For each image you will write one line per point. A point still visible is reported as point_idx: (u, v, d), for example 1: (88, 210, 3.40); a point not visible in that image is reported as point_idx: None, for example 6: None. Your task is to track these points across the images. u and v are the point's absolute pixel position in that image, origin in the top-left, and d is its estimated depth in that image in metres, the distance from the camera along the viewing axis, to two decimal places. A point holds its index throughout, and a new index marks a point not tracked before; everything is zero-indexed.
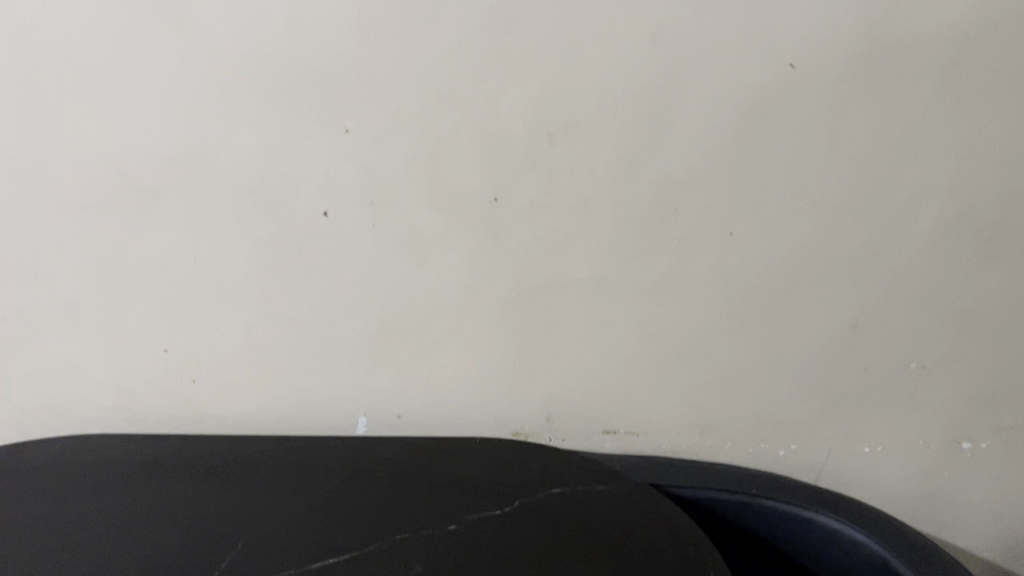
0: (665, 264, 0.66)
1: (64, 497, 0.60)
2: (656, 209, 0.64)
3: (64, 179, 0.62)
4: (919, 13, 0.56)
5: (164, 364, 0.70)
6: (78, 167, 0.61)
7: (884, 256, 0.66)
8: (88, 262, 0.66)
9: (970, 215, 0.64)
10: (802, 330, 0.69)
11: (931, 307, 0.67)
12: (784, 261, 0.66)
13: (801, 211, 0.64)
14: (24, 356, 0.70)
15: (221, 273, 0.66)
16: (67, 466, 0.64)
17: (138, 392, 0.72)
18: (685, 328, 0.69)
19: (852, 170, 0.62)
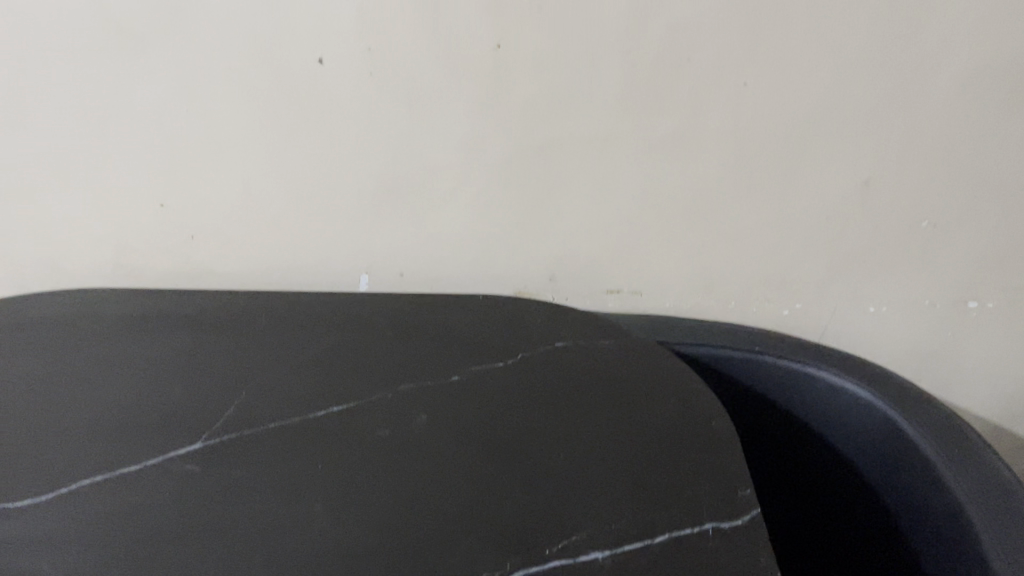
0: (675, 119, 0.63)
1: (65, 348, 0.60)
2: (668, 60, 0.60)
3: (41, 27, 0.58)
4: None
5: (158, 218, 0.69)
6: (54, 14, 0.57)
7: (906, 110, 0.62)
8: (75, 115, 0.63)
9: (1000, 70, 0.60)
10: (814, 186, 0.67)
11: (948, 163, 0.65)
12: (799, 115, 0.63)
13: (820, 62, 0.60)
14: (18, 211, 0.68)
15: (214, 127, 0.64)
16: (66, 318, 0.64)
17: (138, 248, 0.71)
18: (693, 185, 0.67)
19: (878, 19, 0.58)
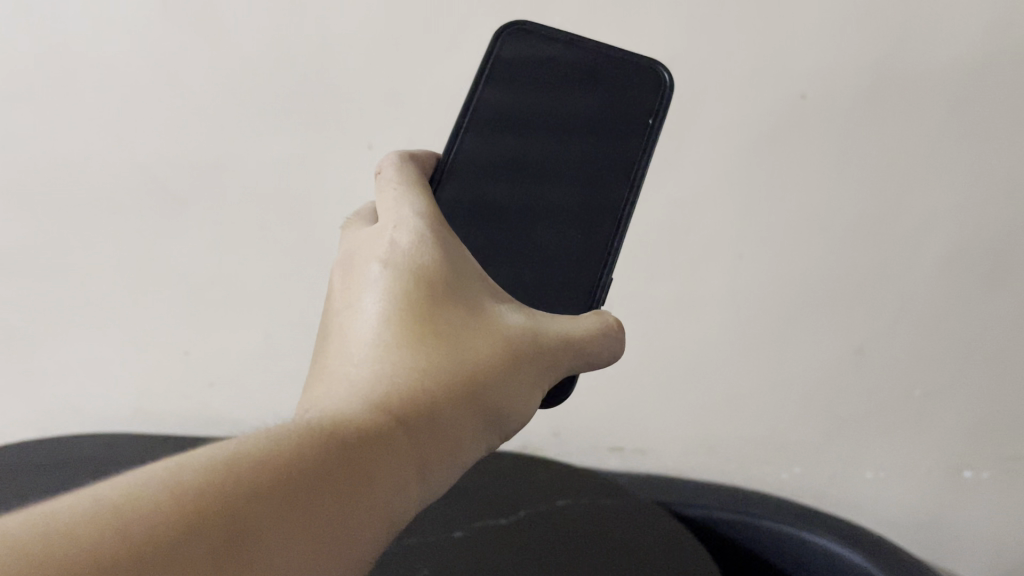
0: (676, 284, 0.69)
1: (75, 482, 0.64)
2: (665, 228, 0.67)
3: (97, 188, 0.70)
4: (913, 44, 0.58)
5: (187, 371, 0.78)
6: (109, 185, 0.70)
7: (889, 285, 0.65)
8: (113, 265, 0.73)
9: (974, 241, 0.62)
10: (808, 354, 0.69)
11: (937, 336, 0.66)
12: (788, 290, 0.67)
13: (806, 236, 0.65)
14: (62, 357, 0.78)
15: (242, 282, 0.73)
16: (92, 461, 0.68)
17: (168, 392, 0.79)
18: (692, 348, 0.71)
19: (856, 198, 0.63)
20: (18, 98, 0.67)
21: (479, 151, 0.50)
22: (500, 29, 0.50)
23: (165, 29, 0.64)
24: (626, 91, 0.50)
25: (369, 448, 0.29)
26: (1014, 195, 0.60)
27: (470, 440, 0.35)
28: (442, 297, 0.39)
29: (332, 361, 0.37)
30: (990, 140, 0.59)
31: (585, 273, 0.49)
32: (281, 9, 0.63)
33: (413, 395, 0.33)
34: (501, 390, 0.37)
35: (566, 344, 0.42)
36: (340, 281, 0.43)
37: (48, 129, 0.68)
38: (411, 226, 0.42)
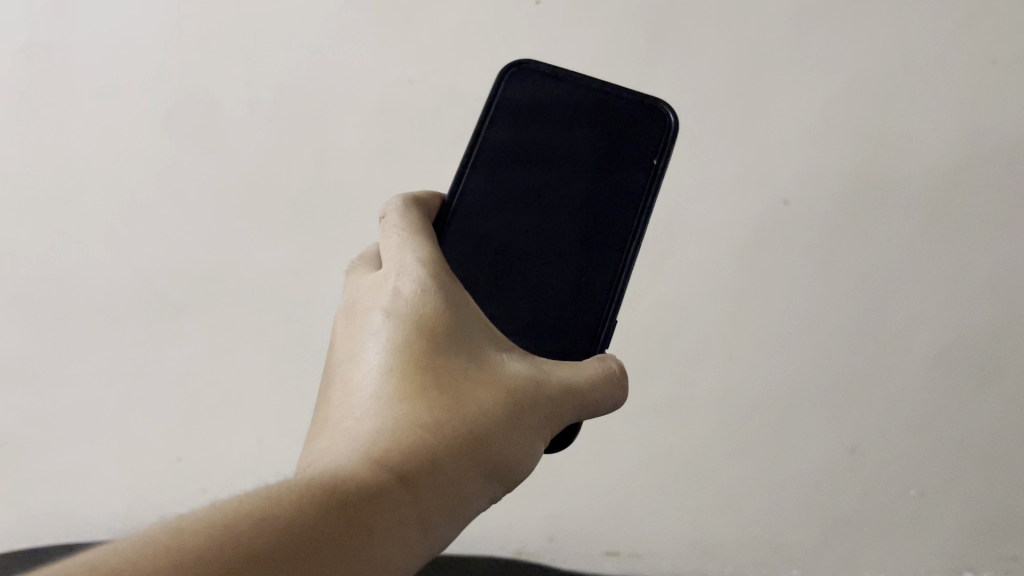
0: (671, 384, 0.68)
1: None
2: (660, 330, 0.68)
3: (111, 297, 0.74)
4: (885, 153, 0.63)
5: (173, 477, 0.76)
6: (122, 294, 0.74)
7: (878, 387, 0.65)
8: (116, 370, 0.75)
9: (956, 340, 0.63)
10: (802, 453, 0.67)
11: (928, 438, 0.65)
12: (780, 391, 0.66)
13: (795, 337, 0.65)
14: (49, 464, 0.77)
15: (240, 387, 0.74)
16: None
17: (149, 500, 0.76)
18: (688, 448, 0.68)
19: (842, 302, 0.64)
20: (50, 213, 0.74)
21: (483, 193, 0.51)
22: (505, 69, 0.52)
23: (195, 138, 0.72)
24: (630, 132, 0.52)
25: (370, 505, 0.33)
26: (994, 296, 0.62)
27: (471, 493, 0.38)
28: (443, 345, 0.42)
29: (339, 413, 0.41)
30: (965, 241, 0.62)
31: (591, 315, 0.50)
32: (301, 123, 0.72)
33: (412, 449, 0.37)
34: (502, 439, 0.40)
35: (567, 389, 0.44)
36: (346, 328, 0.47)
37: (75, 240, 0.74)
38: (413, 273, 0.46)
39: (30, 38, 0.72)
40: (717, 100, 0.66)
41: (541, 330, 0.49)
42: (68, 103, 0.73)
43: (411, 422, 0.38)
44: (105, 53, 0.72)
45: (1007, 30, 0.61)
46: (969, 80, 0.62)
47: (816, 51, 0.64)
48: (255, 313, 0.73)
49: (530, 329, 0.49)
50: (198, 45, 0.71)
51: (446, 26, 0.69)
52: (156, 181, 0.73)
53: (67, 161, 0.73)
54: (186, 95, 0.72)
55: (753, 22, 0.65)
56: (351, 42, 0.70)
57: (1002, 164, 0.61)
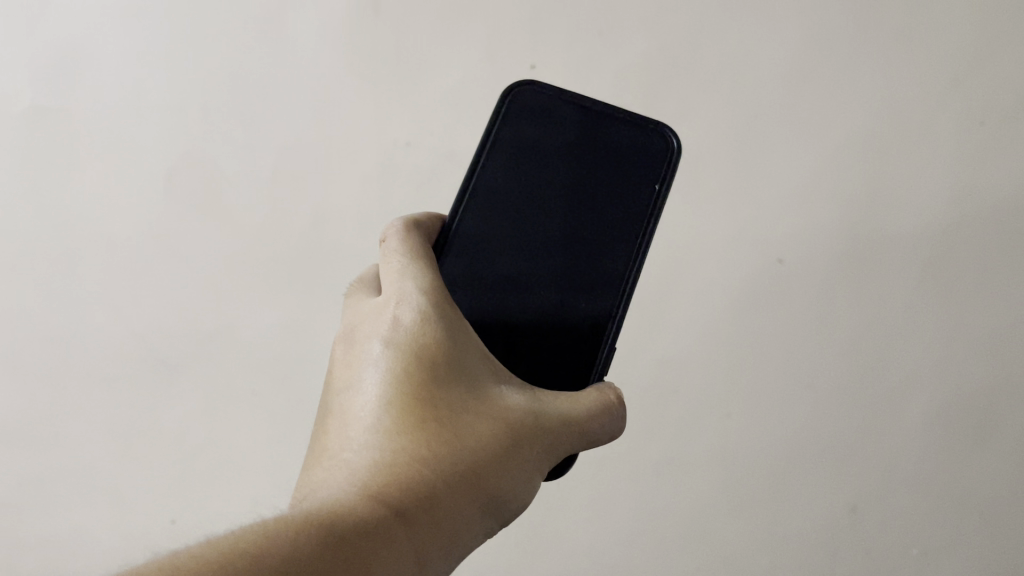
0: (669, 444, 0.67)
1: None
2: (657, 388, 0.68)
3: (108, 355, 0.74)
4: (878, 212, 0.64)
5: (163, 540, 0.74)
6: (119, 352, 0.74)
7: (876, 441, 0.63)
8: (112, 429, 0.75)
9: (952, 392, 0.62)
10: (801, 511, 0.65)
11: (929, 493, 0.62)
12: (778, 448, 0.65)
13: (792, 394, 0.65)
14: (44, 523, 0.77)
15: (234, 447, 0.74)
16: None
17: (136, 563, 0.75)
18: (686, 509, 0.67)
19: (839, 358, 0.64)
20: (53, 271, 0.75)
21: (481, 219, 0.52)
22: (506, 92, 0.52)
23: (194, 200, 0.74)
24: (632, 157, 0.52)
25: (365, 542, 0.35)
26: (993, 354, 0.61)
27: (467, 526, 0.40)
28: (443, 378, 0.43)
29: (337, 443, 0.42)
30: (962, 299, 0.62)
31: (588, 344, 0.50)
32: (299, 186, 0.72)
33: (410, 486, 0.38)
34: (499, 473, 0.41)
35: (566, 423, 0.44)
36: (346, 354, 0.47)
37: (74, 298, 0.74)
38: (413, 302, 0.45)
39: (34, 103, 0.75)
40: (710, 159, 0.67)
41: (537, 359, 0.50)
42: (72, 165, 0.75)
43: (409, 459, 0.40)
44: (109, 116, 0.74)
45: (995, 91, 0.62)
46: (959, 140, 0.63)
47: (807, 111, 0.65)
48: (249, 375, 0.73)
49: (528, 358, 0.50)
50: (201, 107, 0.73)
51: (443, 89, 0.71)
52: (155, 243, 0.74)
53: (70, 221, 0.75)
54: (187, 157, 0.74)
55: (744, 83, 0.67)
56: (349, 107, 0.72)
57: (996, 222, 0.62)
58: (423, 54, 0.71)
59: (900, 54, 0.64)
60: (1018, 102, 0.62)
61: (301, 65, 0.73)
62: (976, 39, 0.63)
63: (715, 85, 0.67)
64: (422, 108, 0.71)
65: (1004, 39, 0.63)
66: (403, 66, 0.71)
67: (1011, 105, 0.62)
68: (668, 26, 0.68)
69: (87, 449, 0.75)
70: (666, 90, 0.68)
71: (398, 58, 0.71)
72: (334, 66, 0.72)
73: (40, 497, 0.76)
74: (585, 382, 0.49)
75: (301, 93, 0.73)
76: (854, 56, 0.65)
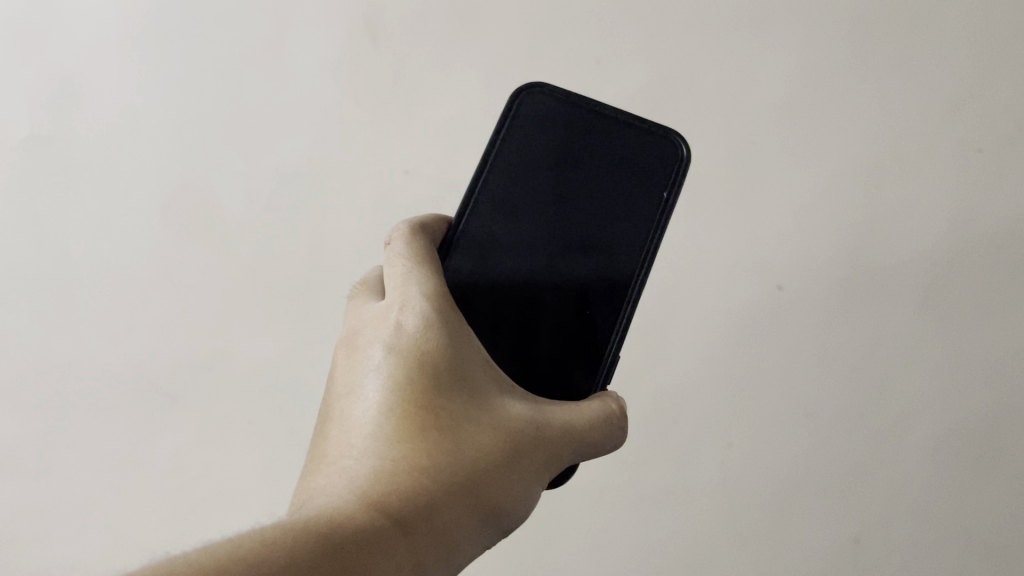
0: (670, 474, 0.66)
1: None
2: (657, 418, 0.67)
3: (102, 385, 0.74)
4: (876, 239, 0.64)
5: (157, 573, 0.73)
6: (114, 382, 0.74)
7: (880, 473, 0.62)
8: (107, 460, 0.74)
9: (954, 422, 0.61)
10: (805, 543, 0.63)
11: (935, 525, 0.61)
12: (779, 478, 0.64)
13: (793, 423, 0.64)
14: (37, 556, 0.76)
15: (230, 477, 0.73)
16: None
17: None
18: (688, 541, 0.66)
19: (840, 387, 0.63)
20: (47, 302, 0.75)
21: (486, 222, 0.51)
22: (514, 95, 0.52)
23: (192, 228, 0.74)
24: (639, 163, 0.51)
25: (367, 553, 0.34)
26: (995, 383, 0.61)
27: (465, 539, 0.39)
28: (445, 386, 0.42)
29: (336, 450, 0.42)
30: (962, 325, 0.62)
31: (593, 351, 0.50)
32: (297, 214, 0.72)
33: (410, 494, 0.38)
34: (499, 484, 0.41)
35: (566, 434, 0.44)
36: (346, 359, 0.47)
37: (70, 328, 0.74)
38: (416, 308, 0.45)
39: (33, 133, 0.76)
40: (708, 188, 0.67)
41: (542, 363, 0.50)
42: (72, 196, 0.75)
43: (411, 469, 0.39)
44: (110, 149, 0.75)
45: (990, 119, 0.63)
46: (957, 167, 0.63)
47: (804, 140, 0.66)
48: (246, 403, 0.72)
49: (530, 357, 0.50)
50: (200, 138, 0.74)
51: (441, 117, 0.71)
52: (152, 270, 0.74)
53: (68, 251, 0.75)
54: (185, 186, 0.74)
55: (739, 113, 0.67)
56: (349, 136, 0.72)
57: (995, 248, 0.61)
58: (422, 83, 0.72)
59: (896, 83, 0.65)
60: (1014, 130, 0.62)
61: (302, 96, 0.74)
62: (971, 68, 0.64)
63: (711, 116, 0.68)
64: (420, 137, 0.71)
65: (1000, 68, 0.63)
66: (403, 95, 0.72)
67: (1007, 133, 0.62)
68: (666, 56, 0.69)
69: (80, 479, 0.74)
70: (662, 118, 0.69)
71: (397, 88, 0.72)
72: (336, 96, 0.73)
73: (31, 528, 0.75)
74: (590, 388, 0.49)
75: (301, 122, 0.73)
76: (849, 85, 0.65)
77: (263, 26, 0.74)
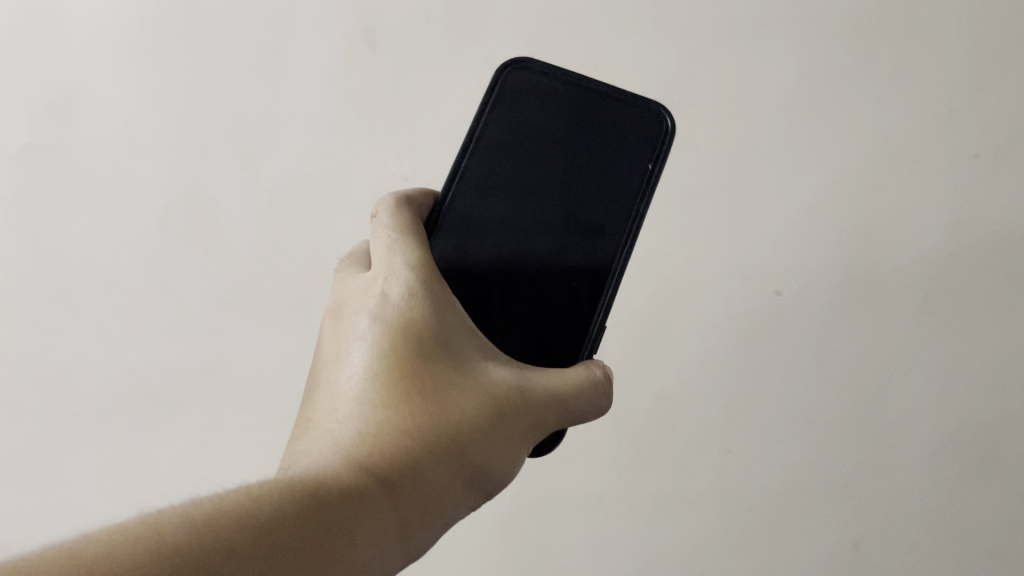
0: (668, 480, 0.66)
1: None
2: (655, 424, 0.67)
3: (102, 392, 0.74)
4: (874, 245, 0.63)
5: None
6: (114, 389, 0.74)
7: (879, 478, 0.62)
8: (106, 468, 0.74)
9: (952, 426, 0.61)
10: (804, 548, 0.63)
11: (933, 528, 0.61)
12: (778, 483, 0.64)
13: (792, 427, 0.64)
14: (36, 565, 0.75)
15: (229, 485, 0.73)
16: None
17: None
18: (687, 547, 0.65)
19: (839, 391, 0.63)
20: (47, 309, 0.75)
21: (474, 196, 0.51)
22: (501, 68, 0.51)
23: (191, 236, 0.74)
24: (625, 134, 0.51)
25: (350, 513, 0.35)
26: (992, 386, 0.60)
27: (449, 500, 0.40)
28: (428, 351, 0.42)
29: (322, 415, 0.42)
30: (960, 330, 0.61)
31: (580, 321, 0.50)
32: (296, 221, 0.73)
33: (393, 457, 0.38)
34: (483, 448, 0.41)
35: (551, 399, 0.44)
36: (333, 327, 0.47)
37: (69, 335, 0.74)
38: (401, 277, 0.45)
39: (33, 140, 0.77)
40: (706, 194, 0.67)
41: (530, 336, 0.50)
42: (71, 204, 0.76)
43: (394, 433, 0.39)
44: (108, 156, 0.75)
45: (988, 125, 0.63)
46: (955, 173, 0.63)
47: (801, 147, 0.66)
48: (244, 410, 0.72)
49: (517, 331, 0.50)
50: (199, 144, 0.74)
51: (439, 123, 0.71)
52: (151, 277, 0.74)
53: (66, 258, 0.75)
54: (184, 194, 0.74)
55: (737, 119, 0.67)
56: (348, 143, 0.73)
57: (993, 253, 0.61)
58: (421, 91, 0.72)
59: (893, 87, 0.65)
60: (1012, 135, 0.62)
61: (301, 103, 0.74)
62: (969, 73, 0.64)
63: (708, 121, 0.68)
64: (419, 144, 0.71)
65: (998, 73, 0.63)
66: (402, 101, 0.72)
67: (1005, 138, 0.62)
68: (664, 64, 0.69)
69: (80, 488, 0.74)
70: None
71: (395, 96, 0.72)
72: (335, 103, 0.73)
73: (26, 539, 0.75)
74: (577, 357, 0.49)
75: (300, 130, 0.73)
76: (847, 91, 0.66)
77: (262, 34, 0.75)
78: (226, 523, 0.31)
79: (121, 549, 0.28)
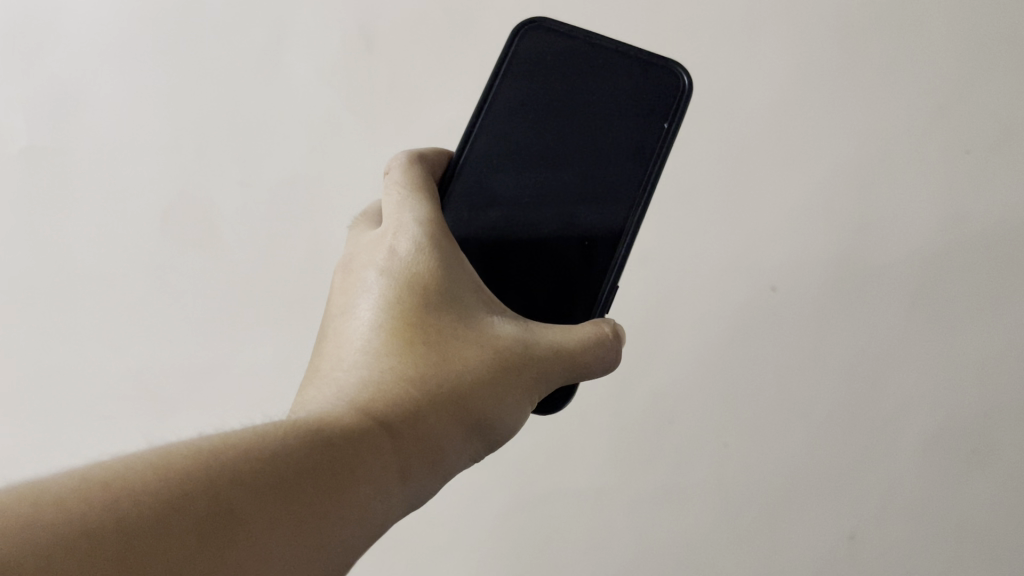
0: (667, 474, 0.67)
1: None
2: (653, 419, 0.68)
3: (96, 392, 0.73)
4: (867, 241, 0.64)
5: None
6: (108, 389, 0.73)
7: (876, 470, 0.63)
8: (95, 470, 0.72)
9: (949, 417, 0.62)
10: (802, 539, 0.64)
11: (929, 517, 0.61)
12: (777, 473, 0.65)
13: (790, 418, 0.65)
14: None
15: None
16: None
17: None
18: (686, 541, 0.66)
19: (836, 380, 0.64)
20: (43, 312, 0.75)
21: (489, 155, 0.52)
22: (513, 34, 0.52)
23: (189, 238, 0.74)
24: (638, 92, 0.51)
25: (352, 449, 0.35)
26: (981, 377, 0.61)
27: (451, 448, 0.40)
28: (436, 304, 0.43)
29: (329, 364, 0.43)
30: (954, 321, 0.62)
31: (592, 279, 0.50)
32: (292, 221, 0.73)
33: (396, 401, 0.39)
34: (487, 400, 0.41)
35: (558, 355, 0.44)
36: (344, 282, 0.48)
37: (66, 336, 0.75)
38: (410, 234, 0.46)
39: (30, 144, 0.77)
40: (701, 191, 0.68)
41: (543, 293, 0.50)
42: (69, 206, 0.76)
43: (398, 379, 0.40)
44: (106, 157, 0.76)
45: (979, 118, 0.64)
46: (947, 167, 0.64)
47: (794, 144, 0.67)
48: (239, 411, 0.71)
49: (531, 289, 0.50)
50: (197, 144, 0.75)
51: (437, 118, 0.71)
52: (149, 277, 0.74)
53: (65, 260, 0.75)
54: (183, 196, 0.75)
55: (729, 118, 0.69)
56: (346, 141, 0.73)
57: (985, 244, 0.62)
58: (418, 89, 0.72)
59: (884, 84, 0.66)
60: (1003, 128, 0.63)
61: (299, 103, 0.74)
62: (956, 69, 0.65)
63: (703, 121, 0.69)
64: (416, 138, 0.72)
65: (984, 68, 0.64)
66: (397, 99, 0.73)
67: (995, 131, 0.63)
68: None
69: None
70: None
71: (393, 94, 0.73)
72: (330, 102, 0.74)
73: None
74: (591, 314, 0.49)
75: (298, 129, 0.74)
76: (838, 89, 0.67)
77: (261, 35, 0.75)
78: (235, 452, 0.31)
79: (131, 472, 0.29)
